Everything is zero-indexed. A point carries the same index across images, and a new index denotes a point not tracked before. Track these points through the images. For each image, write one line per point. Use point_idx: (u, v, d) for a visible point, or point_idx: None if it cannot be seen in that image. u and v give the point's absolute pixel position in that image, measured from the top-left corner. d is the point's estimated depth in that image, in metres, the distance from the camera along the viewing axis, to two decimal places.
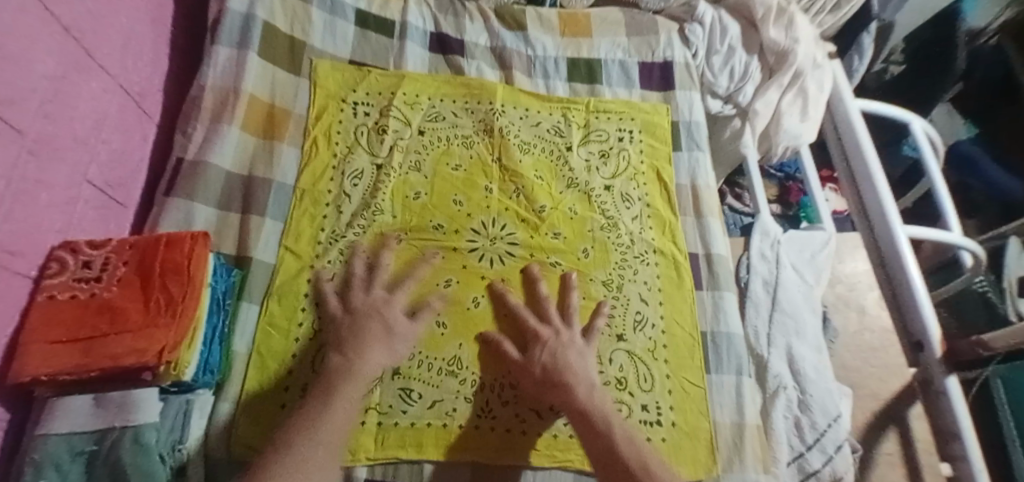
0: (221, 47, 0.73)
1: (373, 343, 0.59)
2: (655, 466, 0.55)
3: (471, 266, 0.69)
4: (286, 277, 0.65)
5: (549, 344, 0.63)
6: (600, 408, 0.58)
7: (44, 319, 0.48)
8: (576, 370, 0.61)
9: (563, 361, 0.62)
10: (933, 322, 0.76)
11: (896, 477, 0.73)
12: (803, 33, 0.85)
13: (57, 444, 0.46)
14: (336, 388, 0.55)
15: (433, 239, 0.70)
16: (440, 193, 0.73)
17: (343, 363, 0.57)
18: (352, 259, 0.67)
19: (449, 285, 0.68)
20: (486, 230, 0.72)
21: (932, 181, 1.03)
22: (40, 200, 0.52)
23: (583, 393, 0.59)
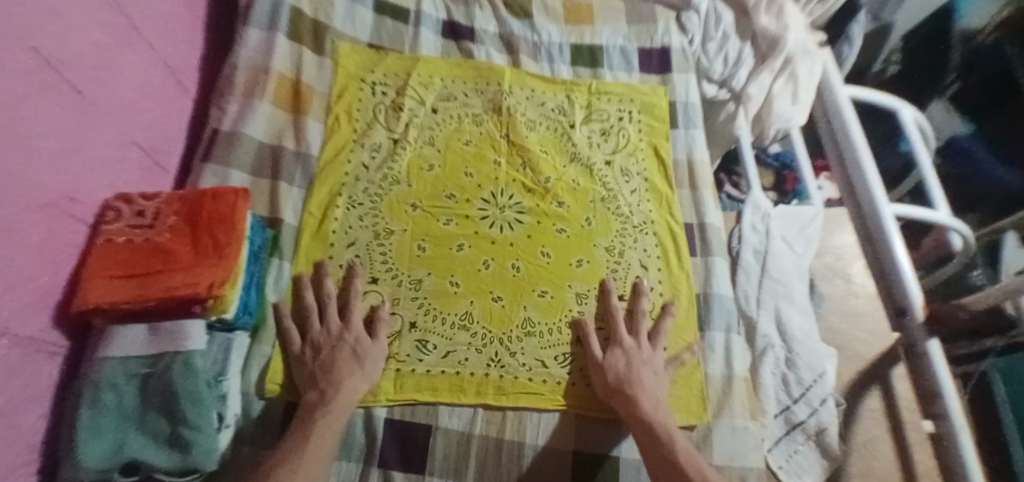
0: (252, 29, 0.79)
1: (347, 373, 0.61)
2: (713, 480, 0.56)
3: (482, 231, 0.75)
4: (309, 238, 0.71)
5: (628, 351, 0.67)
6: (662, 422, 0.61)
7: (104, 257, 0.55)
8: (646, 385, 0.64)
9: (636, 377, 0.64)
10: (915, 291, 0.81)
11: (879, 432, 0.77)
12: (792, 23, 0.91)
13: (114, 365, 0.53)
14: (314, 420, 0.57)
15: (445, 207, 0.75)
16: (452, 167, 0.78)
17: (320, 397, 0.59)
18: (370, 225, 0.73)
19: (461, 250, 0.73)
20: (495, 200, 0.77)
21: (922, 169, 1.08)
22: (92, 156, 0.58)
23: (650, 406, 0.62)
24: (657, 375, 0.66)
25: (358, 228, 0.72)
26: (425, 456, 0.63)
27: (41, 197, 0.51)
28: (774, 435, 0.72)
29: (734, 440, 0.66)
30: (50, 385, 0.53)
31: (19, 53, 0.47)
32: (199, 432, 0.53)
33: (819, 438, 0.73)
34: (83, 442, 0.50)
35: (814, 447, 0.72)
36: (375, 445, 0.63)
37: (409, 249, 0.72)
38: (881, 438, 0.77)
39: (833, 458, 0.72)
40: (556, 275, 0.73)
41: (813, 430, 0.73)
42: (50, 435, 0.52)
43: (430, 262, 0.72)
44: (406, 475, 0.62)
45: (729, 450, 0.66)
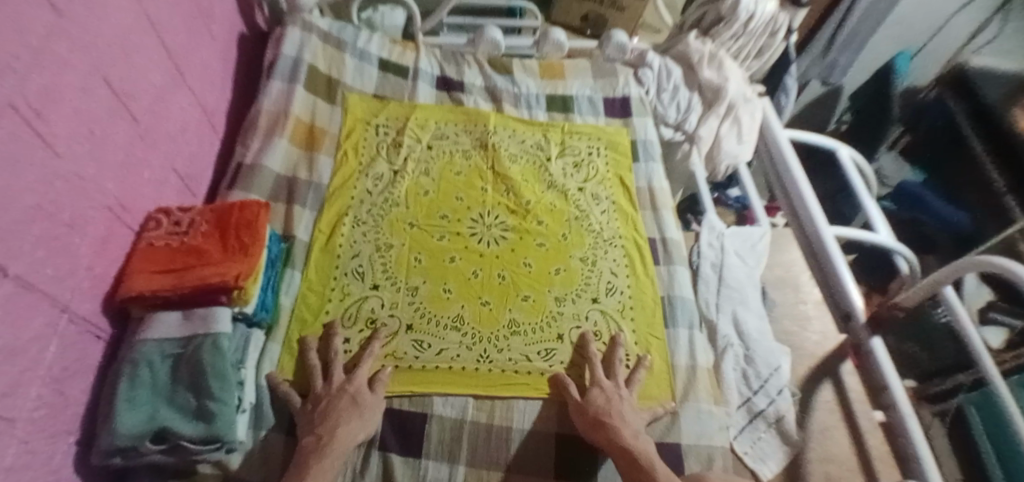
0: (274, 82, 0.93)
1: (343, 420, 0.64)
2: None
3: (471, 245, 0.85)
4: (318, 251, 0.81)
5: (606, 391, 0.71)
6: (644, 449, 0.65)
7: (147, 255, 0.64)
8: (625, 418, 0.68)
9: (616, 407, 0.69)
10: (858, 297, 0.92)
11: (834, 420, 0.87)
12: (732, 74, 1.08)
13: (151, 346, 0.60)
14: (308, 465, 0.60)
15: (439, 225, 0.86)
16: (445, 192, 0.90)
17: (316, 442, 0.62)
18: (372, 240, 0.83)
19: (453, 260, 0.83)
20: (482, 220, 0.88)
21: (861, 198, 1.22)
22: (142, 175, 0.69)
23: (629, 437, 0.66)
24: (634, 409, 0.70)
25: (362, 242, 0.82)
26: (422, 439, 0.69)
27: (101, 201, 0.61)
28: (739, 423, 0.79)
29: (700, 422, 0.73)
30: (92, 366, 0.59)
31: (94, 84, 0.59)
32: (224, 404, 0.60)
33: (779, 425, 0.80)
34: (122, 410, 0.56)
35: (776, 435, 0.79)
36: (376, 431, 0.68)
37: (408, 260, 0.81)
38: (836, 426, 0.86)
39: (792, 444, 0.78)
40: (538, 281, 0.82)
41: (773, 418, 0.80)
42: (89, 410, 0.59)
43: (425, 271, 0.81)
44: (405, 458, 0.67)
45: (696, 431, 0.73)
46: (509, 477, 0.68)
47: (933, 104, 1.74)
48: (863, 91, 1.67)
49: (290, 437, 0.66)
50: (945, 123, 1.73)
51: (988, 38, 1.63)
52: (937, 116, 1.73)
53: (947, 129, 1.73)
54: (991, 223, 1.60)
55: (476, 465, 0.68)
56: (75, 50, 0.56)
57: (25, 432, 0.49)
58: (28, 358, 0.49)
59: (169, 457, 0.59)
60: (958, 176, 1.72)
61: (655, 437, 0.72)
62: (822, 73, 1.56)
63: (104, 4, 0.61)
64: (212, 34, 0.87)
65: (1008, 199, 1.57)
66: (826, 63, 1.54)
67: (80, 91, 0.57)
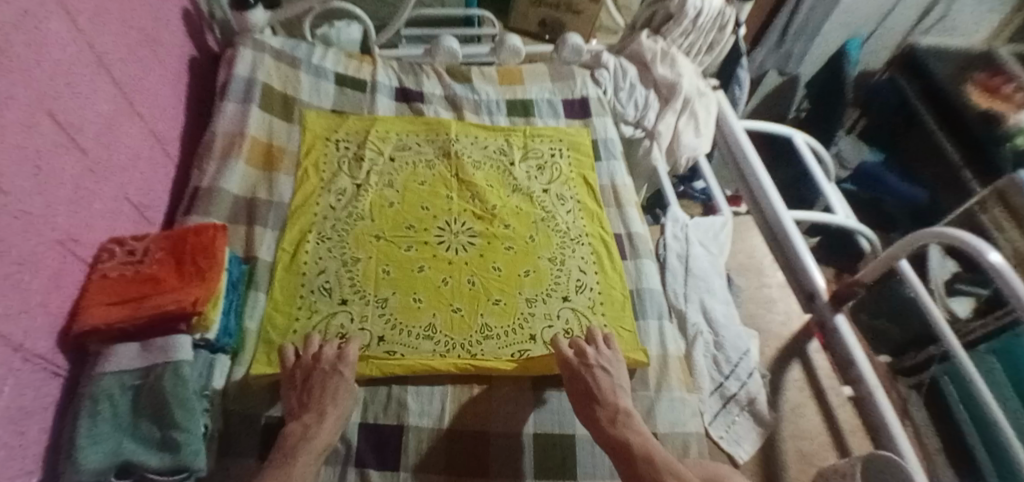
0: (229, 103, 0.92)
1: (330, 402, 0.65)
2: (660, 457, 0.61)
3: (439, 253, 0.85)
4: (282, 270, 0.80)
5: (586, 361, 0.71)
6: (625, 427, 0.65)
7: (100, 288, 0.62)
8: (604, 388, 0.69)
9: (590, 384, 0.69)
10: (819, 277, 0.94)
11: (804, 397, 0.89)
12: (685, 70, 1.10)
13: (110, 379, 0.58)
14: (296, 454, 0.60)
15: (405, 236, 0.86)
16: (410, 202, 0.90)
17: (304, 429, 0.63)
18: (338, 256, 0.82)
19: (422, 270, 0.83)
20: (449, 227, 0.88)
21: (817, 179, 1.26)
22: (95, 206, 0.68)
23: (607, 419, 0.67)
24: (614, 384, 0.70)
25: (328, 257, 0.82)
26: (398, 451, 0.68)
27: (52, 235, 0.59)
28: (712, 409, 0.79)
29: (673, 409, 0.74)
30: (52, 404, 0.58)
31: (39, 118, 0.58)
32: (190, 434, 0.58)
33: (751, 407, 0.81)
34: (83, 447, 0.54)
35: (749, 417, 0.80)
36: (352, 447, 0.68)
37: (376, 272, 0.81)
38: (806, 403, 0.88)
39: (765, 424, 0.80)
40: (507, 282, 0.83)
41: (746, 400, 0.81)
42: (50, 450, 0.57)
43: (394, 282, 0.80)
44: (382, 472, 0.67)
45: (669, 419, 0.73)
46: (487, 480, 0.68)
47: (885, 86, 1.81)
48: (818, 77, 1.72)
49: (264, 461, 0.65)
50: (898, 102, 1.80)
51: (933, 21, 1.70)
52: (891, 94, 1.80)
53: (899, 110, 1.80)
54: (950, 196, 1.65)
55: (454, 474, 0.68)
56: (17, 85, 0.55)
57: None
58: None
59: None
60: (915, 153, 1.79)
61: None
62: (779, 62, 1.63)
63: (44, 37, 0.60)
64: (162, 60, 0.86)
65: (965, 172, 1.65)
66: (781, 53, 1.61)
67: (24, 126, 0.56)
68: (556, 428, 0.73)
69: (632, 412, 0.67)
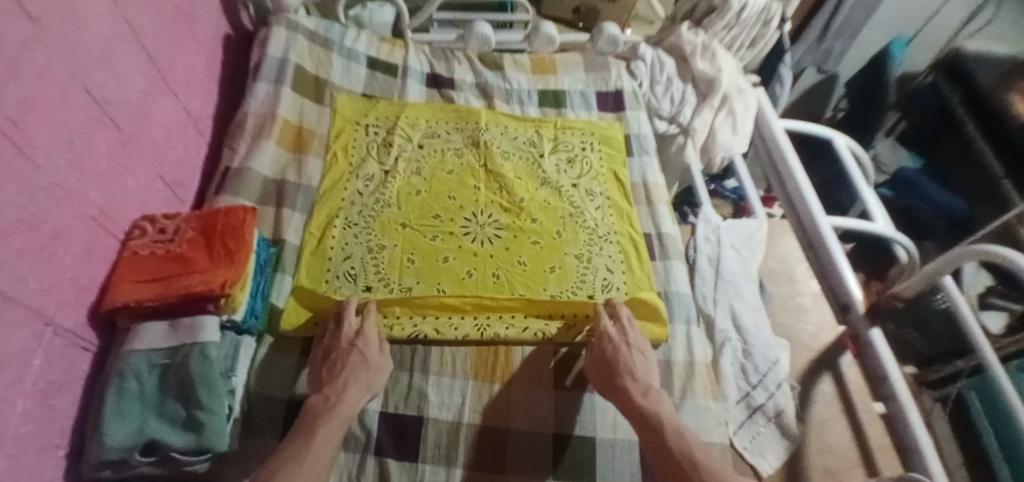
0: (262, 83, 0.92)
1: (349, 376, 0.65)
2: (691, 436, 0.63)
3: (465, 244, 0.84)
4: (310, 252, 0.80)
5: (616, 341, 0.71)
6: (656, 409, 0.65)
7: (132, 265, 0.62)
8: (636, 368, 0.69)
9: (625, 361, 0.69)
10: (856, 289, 0.92)
11: (833, 413, 0.87)
12: (725, 65, 1.06)
13: (138, 357, 0.58)
14: (316, 426, 0.60)
15: (431, 225, 0.85)
16: (437, 191, 0.89)
17: (324, 402, 0.63)
18: (364, 242, 0.82)
19: (447, 260, 0.82)
20: (476, 219, 0.87)
21: (858, 185, 1.21)
22: (128, 183, 0.68)
23: (639, 394, 0.67)
24: (648, 366, 0.70)
25: (354, 243, 0.81)
26: (417, 443, 0.68)
27: (85, 210, 0.60)
28: (737, 418, 0.77)
29: (697, 417, 0.72)
30: (81, 378, 0.58)
31: (75, 92, 0.58)
32: (213, 414, 0.58)
33: (778, 419, 0.79)
34: (110, 422, 0.55)
35: (775, 429, 0.78)
36: (371, 435, 0.67)
37: (401, 260, 0.80)
38: (835, 419, 0.87)
39: (791, 437, 0.78)
40: (533, 277, 0.81)
41: (772, 412, 0.79)
42: (79, 423, 0.58)
43: (418, 271, 0.80)
44: (400, 462, 0.66)
45: (694, 427, 0.71)
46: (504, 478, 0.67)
47: (925, 91, 1.72)
48: (857, 78, 1.65)
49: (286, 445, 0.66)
50: (938, 109, 1.70)
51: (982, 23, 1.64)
52: (932, 101, 1.71)
53: (940, 116, 1.71)
54: (988, 206, 1.58)
55: (474, 469, 0.67)
56: (53, 58, 0.55)
57: (12, 448, 0.48)
58: (14, 372, 0.48)
59: (160, 468, 0.58)
60: (954, 160, 1.69)
61: None
62: (818, 61, 1.55)
63: (81, 10, 0.59)
64: (196, 37, 0.86)
65: (1005, 183, 1.55)
66: (821, 50, 1.53)
67: (59, 99, 0.56)
68: (577, 430, 0.71)
69: (663, 393, 0.68)
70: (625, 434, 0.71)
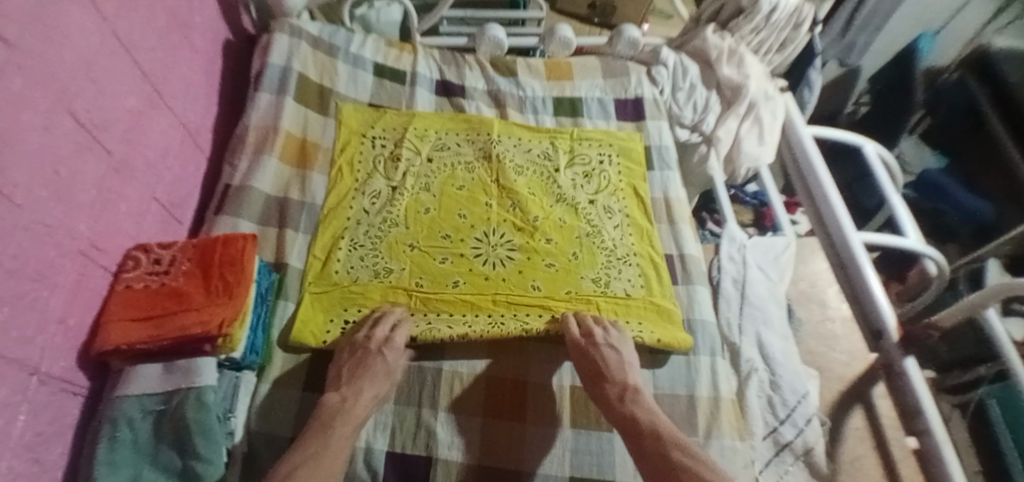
0: (263, 93, 0.87)
1: (369, 381, 0.65)
2: (666, 431, 0.62)
3: (476, 267, 0.79)
4: (315, 275, 0.76)
5: (588, 342, 0.70)
6: (634, 411, 0.64)
7: (124, 302, 0.58)
8: (609, 366, 0.68)
9: (599, 362, 0.68)
10: (890, 315, 0.86)
11: (865, 449, 0.84)
12: (752, 70, 1.00)
13: (131, 403, 0.55)
14: (333, 424, 0.60)
15: (441, 246, 0.80)
16: (447, 209, 0.84)
17: (341, 402, 0.63)
18: (371, 264, 0.77)
19: (457, 285, 0.77)
20: (487, 239, 0.82)
21: (890, 196, 1.14)
22: (120, 210, 0.64)
23: (615, 397, 0.66)
24: (623, 362, 0.69)
25: (360, 267, 0.77)
26: None
27: (73, 246, 0.56)
28: (764, 457, 0.73)
29: (723, 460, 0.68)
30: (71, 425, 0.55)
31: (59, 118, 0.54)
32: (211, 465, 0.56)
33: (807, 457, 0.75)
34: (101, 474, 0.52)
35: (804, 468, 0.74)
36: (378, 478, 0.64)
37: (409, 285, 0.76)
38: (865, 455, 0.84)
39: (821, 477, 0.74)
40: (549, 302, 0.76)
41: (801, 450, 0.75)
42: (69, 473, 0.55)
43: (427, 297, 0.75)
44: None
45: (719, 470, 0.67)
46: None
47: (952, 87, 1.62)
48: (881, 75, 1.52)
49: None
50: (966, 106, 1.62)
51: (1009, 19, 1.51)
52: (960, 98, 1.62)
53: (967, 114, 1.62)
54: (1014, 211, 1.51)
55: None
56: (33, 85, 0.50)
57: None
58: None
59: None
60: (982, 161, 1.60)
61: None
62: (841, 54, 1.41)
63: (64, 27, 0.55)
64: (193, 46, 0.82)
65: None
66: (844, 44, 1.38)
67: (42, 129, 0.52)
68: (595, 473, 0.67)
69: (641, 390, 0.67)
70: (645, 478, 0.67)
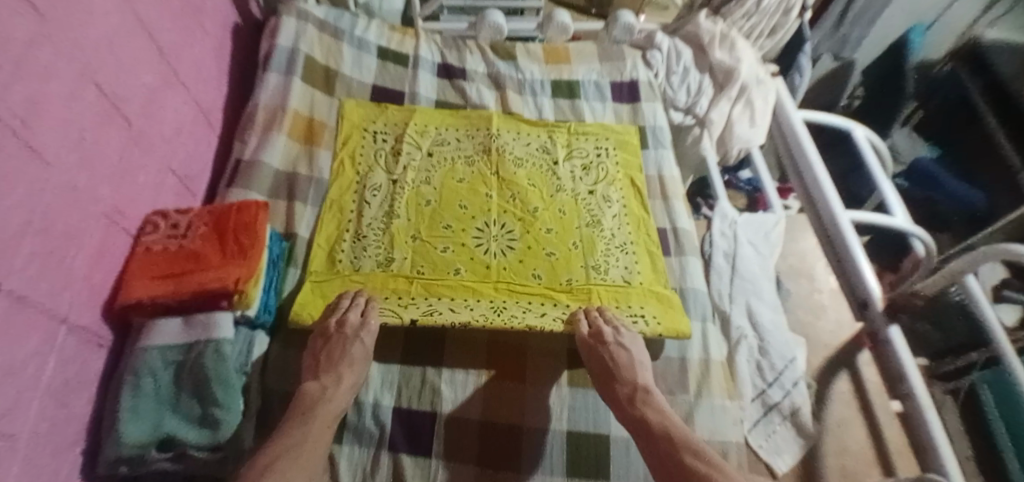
0: (272, 74, 0.91)
1: (348, 367, 0.65)
2: (678, 432, 0.61)
3: (477, 256, 0.80)
4: (319, 264, 0.77)
5: (598, 340, 0.70)
6: (645, 411, 0.64)
7: (146, 262, 0.62)
8: (620, 366, 0.68)
9: (610, 361, 0.68)
10: (875, 286, 0.90)
11: (850, 412, 0.88)
12: (744, 55, 1.03)
13: (153, 354, 0.58)
14: (314, 414, 0.61)
15: (442, 236, 0.81)
16: (447, 200, 0.86)
17: (321, 390, 0.63)
18: (374, 255, 0.78)
19: (459, 272, 0.78)
20: (488, 229, 0.83)
21: (876, 177, 1.18)
22: (140, 179, 0.67)
23: (626, 397, 0.66)
24: (634, 360, 0.69)
25: (363, 257, 0.78)
26: (431, 438, 0.68)
27: (97, 208, 0.59)
28: (753, 417, 0.77)
29: (713, 417, 0.71)
30: (97, 376, 0.59)
31: (84, 88, 0.57)
32: (229, 412, 0.59)
33: (794, 418, 0.78)
34: (125, 421, 0.55)
35: (791, 427, 0.78)
36: (385, 431, 0.67)
37: (411, 272, 0.77)
38: (851, 417, 0.88)
39: (807, 436, 0.78)
40: (549, 291, 0.77)
41: (789, 411, 0.78)
42: (94, 421, 0.58)
43: (429, 283, 0.76)
44: (414, 457, 0.66)
45: (709, 426, 0.71)
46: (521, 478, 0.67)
47: (944, 80, 1.62)
48: (875, 67, 1.53)
49: None
50: (959, 98, 1.60)
51: (1000, 12, 1.56)
52: (952, 90, 1.60)
53: (960, 105, 1.60)
54: (1007, 200, 1.46)
55: (488, 466, 0.67)
56: (60, 54, 0.54)
57: (27, 450, 0.48)
58: (26, 376, 0.48)
59: (176, 465, 0.59)
60: (976, 150, 1.58)
61: None
62: (835, 47, 1.44)
63: (87, 2, 0.58)
64: (205, 28, 0.85)
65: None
66: (837, 36, 1.41)
67: (68, 96, 0.55)
68: (591, 428, 0.71)
69: (651, 389, 0.67)
70: None
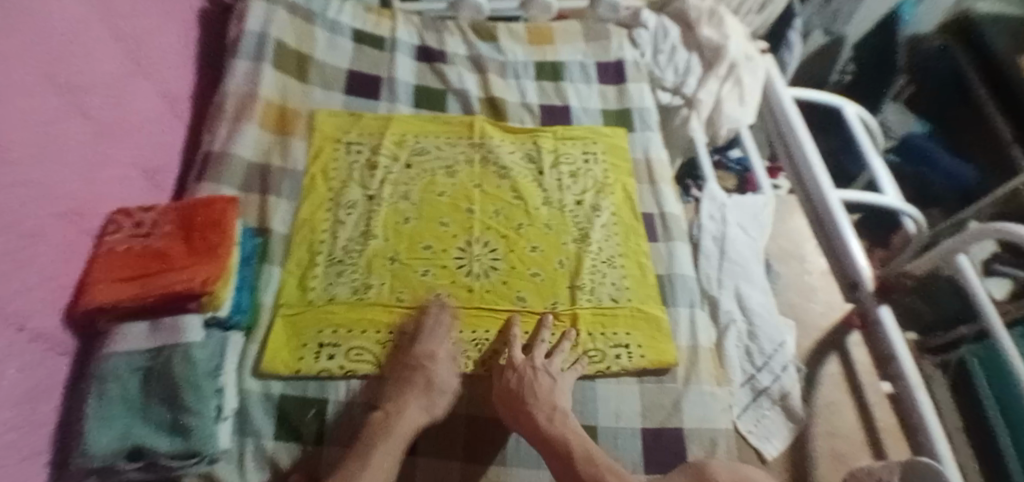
0: (240, 61, 0.87)
1: (411, 392, 0.64)
2: (599, 454, 0.59)
3: (460, 279, 0.76)
4: (291, 294, 0.72)
5: (519, 369, 0.66)
6: (563, 432, 0.61)
7: (108, 264, 0.59)
8: (539, 392, 0.64)
9: (530, 386, 0.64)
10: (864, 265, 0.89)
11: (840, 395, 0.88)
12: (732, 31, 1.01)
13: (118, 361, 0.57)
14: (373, 442, 0.59)
15: (423, 258, 0.77)
16: (428, 218, 0.81)
17: (385, 417, 0.62)
18: (349, 281, 0.74)
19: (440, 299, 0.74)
20: (471, 249, 0.79)
21: (868, 155, 1.16)
22: (104, 174, 0.64)
23: (544, 419, 0.62)
24: (556, 386, 0.66)
25: (338, 284, 0.74)
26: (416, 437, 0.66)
27: (59, 206, 0.56)
28: (742, 402, 0.76)
29: (703, 405, 0.70)
30: (62, 382, 0.56)
31: (40, 79, 0.54)
32: (202, 416, 0.56)
33: (784, 402, 0.77)
34: (91, 429, 0.53)
35: (781, 412, 0.77)
36: None
37: (389, 301, 0.73)
38: (842, 400, 0.87)
39: (797, 421, 0.77)
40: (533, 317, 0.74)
41: (778, 395, 0.78)
42: (61, 429, 0.56)
43: (409, 312, 0.72)
44: None
45: (698, 414, 0.69)
46: (509, 471, 0.65)
47: (935, 55, 1.58)
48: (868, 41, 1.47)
49: (282, 444, 0.62)
50: (950, 73, 1.56)
51: None
52: (942, 65, 1.56)
53: (952, 80, 1.55)
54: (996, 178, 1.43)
55: (476, 461, 0.65)
56: (15, 44, 0.51)
57: None
58: None
59: (147, 473, 0.56)
60: (965, 126, 1.53)
61: (656, 423, 0.69)
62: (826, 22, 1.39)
63: None
64: (169, 13, 0.81)
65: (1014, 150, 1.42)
66: (828, 12, 1.37)
67: (26, 87, 0.52)
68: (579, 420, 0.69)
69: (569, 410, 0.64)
70: (629, 422, 0.69)
